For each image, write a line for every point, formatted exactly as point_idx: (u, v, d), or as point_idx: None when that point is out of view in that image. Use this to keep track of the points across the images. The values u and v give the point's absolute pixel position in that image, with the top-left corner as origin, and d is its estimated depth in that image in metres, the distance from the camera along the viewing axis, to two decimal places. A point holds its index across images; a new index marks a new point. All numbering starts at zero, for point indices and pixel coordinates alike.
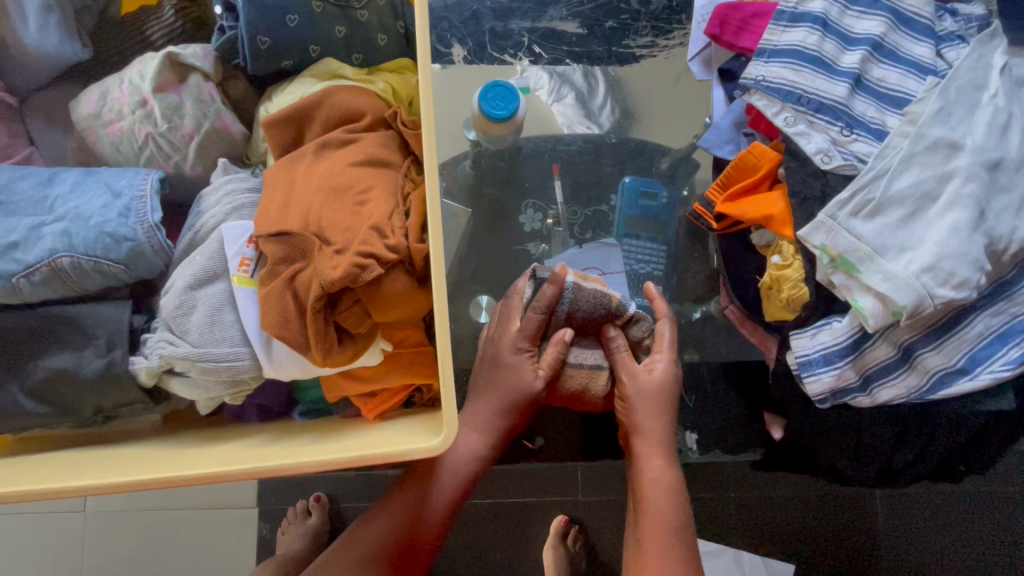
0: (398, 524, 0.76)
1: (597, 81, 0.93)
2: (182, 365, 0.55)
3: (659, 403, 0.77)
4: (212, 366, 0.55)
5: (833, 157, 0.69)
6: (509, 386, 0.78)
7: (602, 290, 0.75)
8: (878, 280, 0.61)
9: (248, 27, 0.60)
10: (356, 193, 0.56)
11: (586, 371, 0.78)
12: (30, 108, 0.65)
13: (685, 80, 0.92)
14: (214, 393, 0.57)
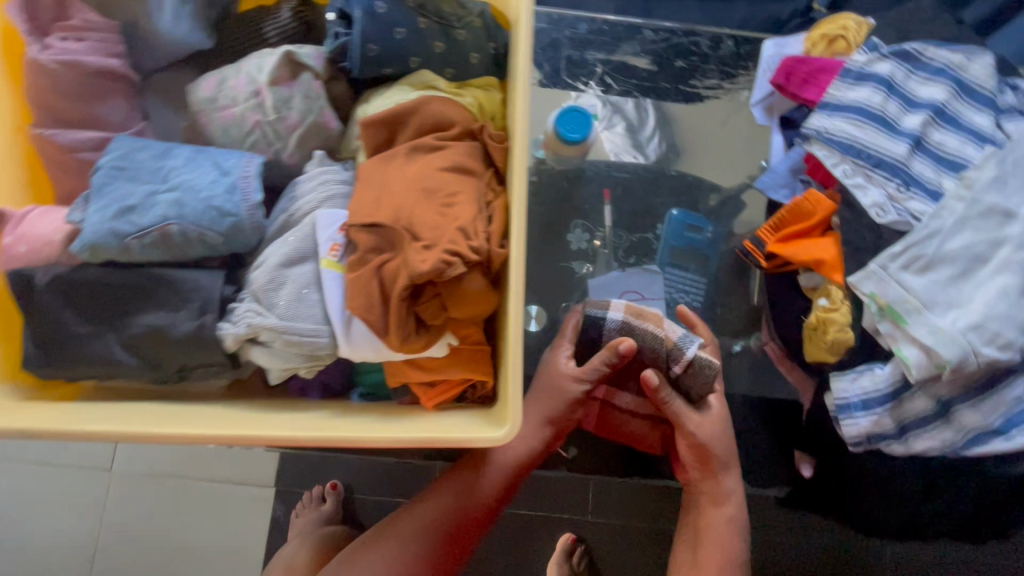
0: (448, 508, 0.79)
1: (648, 113, 0.97)
2: (268, 335, 0.59)
3: (709, 444, 0.81)
4: (296, 339, 0.59)
5: (888, 211, 0.72)
6: (546, 385, 0.84)
7: (655, 331, 0.75)
8: (924, 332, 0.64)
9: (362, 36, 0.66)
10: (445, 196, 0.61)
11: (639, 417, 0.89)
12: (150, 86, 0.71)
13: (734, 120, 0.97)
14: (291, 365, 0.62)
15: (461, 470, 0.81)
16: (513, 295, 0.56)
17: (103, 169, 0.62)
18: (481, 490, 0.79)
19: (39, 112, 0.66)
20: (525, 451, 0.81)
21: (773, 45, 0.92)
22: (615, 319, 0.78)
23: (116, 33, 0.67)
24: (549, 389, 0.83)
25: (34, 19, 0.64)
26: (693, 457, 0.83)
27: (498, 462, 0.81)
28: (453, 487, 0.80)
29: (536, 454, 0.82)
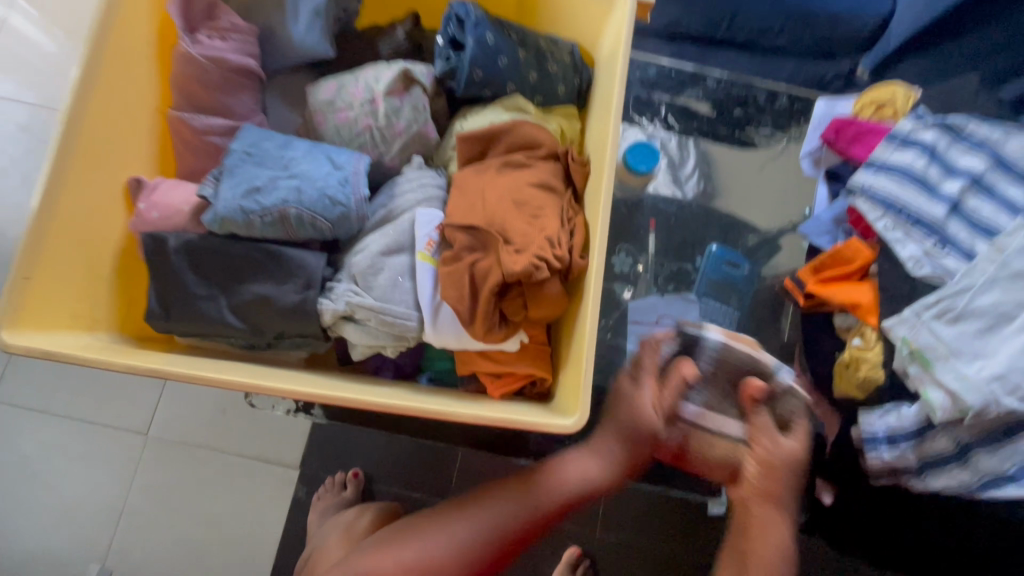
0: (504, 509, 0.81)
1: (689, 152, 1.05)
2: (364, 314, 0.66)
3: (779, 479, 0.78)
4: (389, 320, 0.67)
5: (923, 265, 0.78)
6: (624, 416, 0.87)
7: (753, 353, 0.82)
8: (950, 378, 0.70)
9: (471, 61, 0.74)
10: (532, 209, 0.68)
11: (725, 441, 0.83)
12: (273, 84, 0.80)
13: (769, 167, 1.05)
14: (379, 342, 0.69)
15: (512, 490, 0.83)
16: (589, 302, 0.63)
17: (235, 153, 0.70)
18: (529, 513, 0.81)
19: (180, 98, 0.75)
20: (576, 479, 0.85)
21: (824, 104, 1.00)
22: (714, 339, 0.84)
23: (255, 37, 0.76)
24: (626, 419, 0.87)
25: (187, 17, 0.73)
26: (761, 488, 0.79)
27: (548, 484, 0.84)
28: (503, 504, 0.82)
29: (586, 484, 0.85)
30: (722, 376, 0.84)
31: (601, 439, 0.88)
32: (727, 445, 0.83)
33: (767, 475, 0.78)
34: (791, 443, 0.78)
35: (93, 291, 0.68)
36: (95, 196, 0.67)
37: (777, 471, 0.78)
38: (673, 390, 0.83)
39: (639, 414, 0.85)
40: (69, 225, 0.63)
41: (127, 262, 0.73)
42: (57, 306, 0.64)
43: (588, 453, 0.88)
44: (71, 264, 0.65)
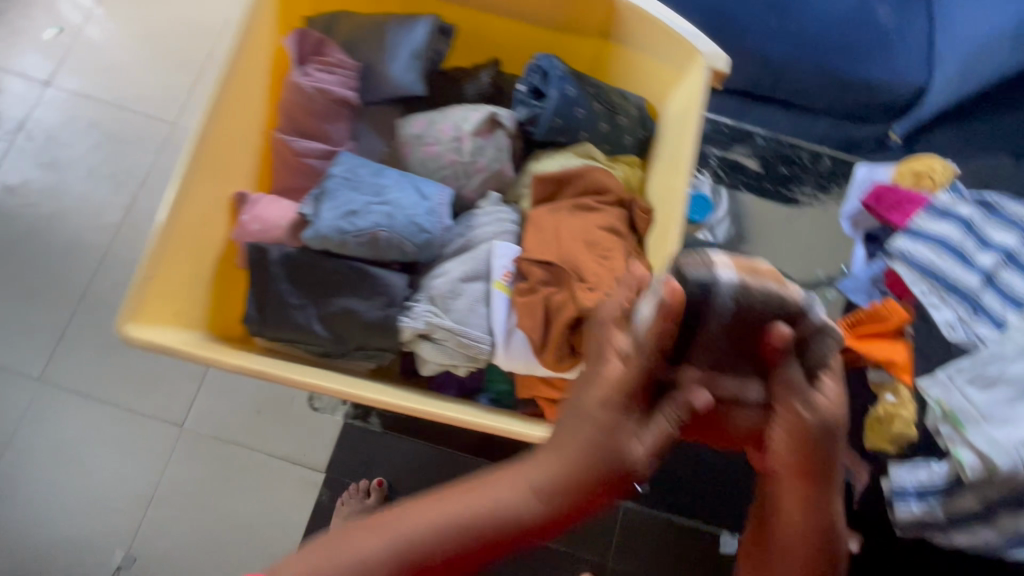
0: (413, 542, 0.48)
1: (721, 198, 1.12)
2: (443, 334, 0.73)
3: (830, 465, 0.49)
4: (465, 342, 0.73)
5: (956, 330, 0.85)
6: (592, 440, 0.48)
7: (781, 287, 0.49)
8: (980, 440, 0.74)
9: (552, 111, 0.81)
10: (602, 249, 0.75)
11: (739, 416, 0.51)
12: (365, 115, 0.87)
13: (800, 220, 1.13)
14: (453, 361, 0.75)
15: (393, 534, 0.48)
16: None
17: (335, 177, 0.77)
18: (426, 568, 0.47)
19: (285, 123, 0.82)
20: (500, 525, 0.47)
21: (865, 169, 1.06)
22: (728, 279, 0.49)
23: (356, 73, 0.84)
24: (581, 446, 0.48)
25: (300, 51, 0.81)
26: (798, 472, 0.49)
27: (453, 524, 0.48)
28: (383, 552, 0.47)
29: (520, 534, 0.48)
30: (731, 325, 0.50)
31: (544, 460, 0.49)
32: (743, 418, 0.51)
33: (800, 453, 0.48)
34: (833, 401, 0.49)
35: (192, 292, 0.74)
36: (206, 208, 0.73)
37: (825, 452, 0.48)
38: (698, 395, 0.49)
39: (608, 417, 0.49)
40: (183, 233, 0.70)
41: (222, 268, 0.79)
42: (166, 304, 0.70)
43: (516, 485, 0.49)
44: (181, 268, 0.71)
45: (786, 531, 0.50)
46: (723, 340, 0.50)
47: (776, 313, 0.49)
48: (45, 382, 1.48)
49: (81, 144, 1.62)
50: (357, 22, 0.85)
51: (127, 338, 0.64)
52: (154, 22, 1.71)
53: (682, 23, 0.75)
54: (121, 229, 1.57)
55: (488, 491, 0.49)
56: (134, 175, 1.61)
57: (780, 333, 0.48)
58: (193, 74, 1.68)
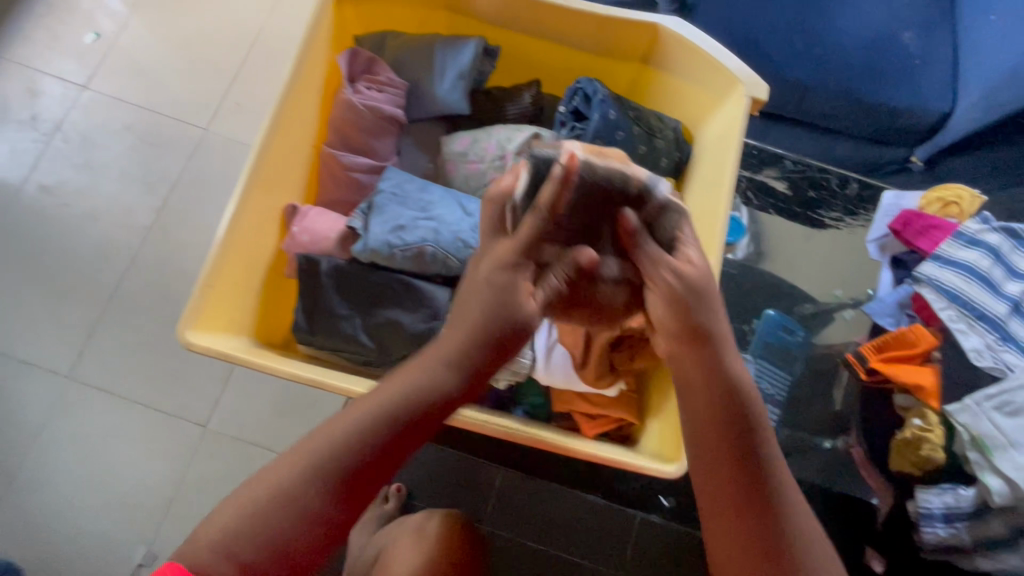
0: (355, 443, 0.53)
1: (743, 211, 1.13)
2: None
3: (700, 315, 0.60)
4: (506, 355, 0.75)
5: (983, 357, 0.86)
6: (497, 307, 0.59)
7: (620, 166, 0.62)
8: (1009, 467, 0.75)
9: (594, 132, 0.83)
10: None
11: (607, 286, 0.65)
12: (410, 132, 0.90)
13: (828, 242, 1.14)
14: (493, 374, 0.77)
15: (338, 419, 0.55)
16: None
17: (383, 193, 0.79)
18: (380, 436, 0.54)
19: (334, 138, 0.85)
20: (429, 387, 0.56)
21: (892, 195, 1.08)
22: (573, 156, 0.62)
23: (404, 91, 0.87)
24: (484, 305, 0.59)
25: (351, 69, 0.85)
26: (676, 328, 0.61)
27: (389, 397, 0.55)
28: (349, 429, 0.53)
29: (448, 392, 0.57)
30: (586, 202, 0.63)
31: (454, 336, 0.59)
32: (606, 288, 0.65)
33: (674, 309, 0.61)
34: (690, 261, 0.62)
35: (242, 298, 0.76)
36: (260, 217, 0.76)
37: (695, 300, 0.61)
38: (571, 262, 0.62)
39: (504, 286, 0.59)
40: (240, 241, 0.73)
41: (269, 276, 0.81)
42: (219, 309, 0.72)
43: (432, 359, 0.58)
44: (235, 275, 0.73)
45: (689, 385, 0.60)
46: (580, 216, 0.63)
47: (622, 198, 0.63)
48: (72, 378, 1.50)
49: (117, 146, 1.66)
50: (405, 42, 0.88)
51: (185, 341, 0.66)
52: (190, 30, 1.76)
53: (722, 51, 0.78)
54: (153, 229, 1.60)
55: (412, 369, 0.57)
56: (166, 178, 1.64)
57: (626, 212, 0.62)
58: (227, 80, 1.72)
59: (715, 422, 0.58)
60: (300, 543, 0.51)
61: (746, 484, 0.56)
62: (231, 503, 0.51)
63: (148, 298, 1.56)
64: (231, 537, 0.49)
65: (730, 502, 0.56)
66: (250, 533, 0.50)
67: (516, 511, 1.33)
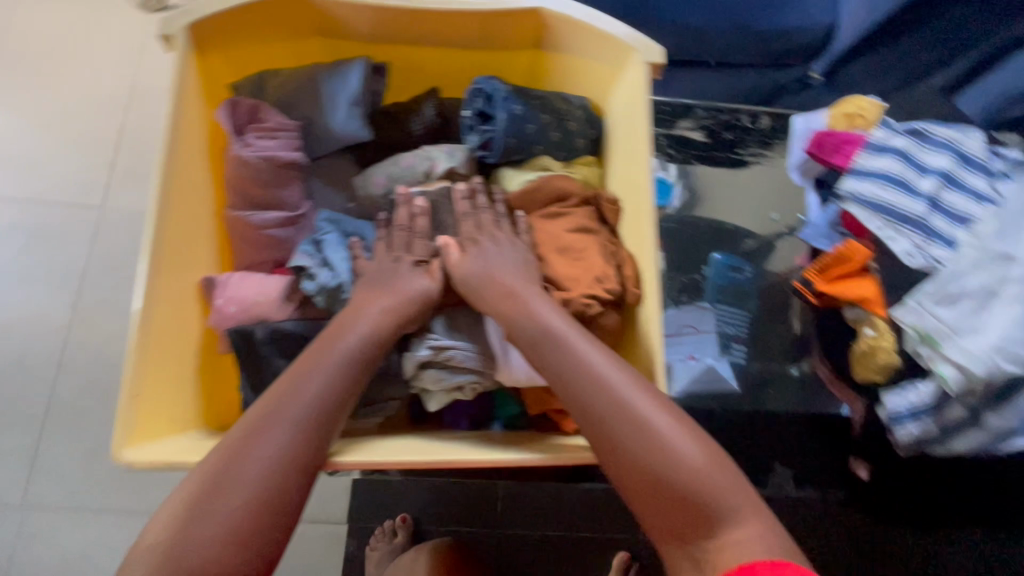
0: (305, 401, 0.62)
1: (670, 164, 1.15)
2: (444, 357, 0.73)
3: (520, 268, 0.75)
4: (465, 359, 0.73)
5: (916, 257, 0.89)
6: (387, 283, 0.73)
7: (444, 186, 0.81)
8: (956, 353, 0.81)
9: (505, 131, 0.82)
10: (575, 253, 0.80)
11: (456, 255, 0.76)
12: (317, 170, 0.85)
13: (756, 177, 1.17)
14: (456, 385, 0.74)
15: (256, 403, 0.62)
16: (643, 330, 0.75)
17: (321, 223, 0.79)
18: (308, 396, 0.62)
19: (236, 198, 0.79)
20: (340, 348, 0.66)
21: (802, 120, 1.10)
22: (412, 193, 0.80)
23: (298, 132, 0.81)
24: (374, 288, 0.72)
25: (234, 121, 0.78)
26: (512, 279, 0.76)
27: (304, 367, 0.64)
28: (290, 394, 0.62)
29: (363, 347, 0.67)
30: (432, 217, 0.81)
31: (356, 306, 0.70)
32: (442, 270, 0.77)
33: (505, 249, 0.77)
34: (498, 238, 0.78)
35: (179, 392, 0.71)
36: (175, 303, 0.71)
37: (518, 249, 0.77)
38: (441, 268, 0.76)
39: (389, 270, 0.74)
40: (158, 336, 0.67)
41: (203, 361, 0.76)
42: (158, 413, 0.67)
43: (339, 325, 0.68)
44: (163, 371, 0.68)
45: (532, 328, 0.68)
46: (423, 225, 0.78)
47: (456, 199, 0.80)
48: (28, 504, 1.39)
49: (9, 247, 1.52)
50: (285, 79, 0.82)
51: (124, 455, 0.61)
52: (59, 104, 1.61)
53: (612, 22, 0.77)
54: (76, 326, 1.48)
55: (320, 339, 0.67)
56: (73, 270, 1.52)
57: (438, 239, 0.77)
58: (114, 148, 1.59)
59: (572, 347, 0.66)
60: (266, 505, 0.56)
61: (592, 405, 0.62)
62: (179, 495, 0.56)
63: (89, 398, 1.45)
64: (190, 519, 0.54)
65: (593, 430, 0.62)
66: (205, 512, 0.54)
67: (526, 509, 1.33)
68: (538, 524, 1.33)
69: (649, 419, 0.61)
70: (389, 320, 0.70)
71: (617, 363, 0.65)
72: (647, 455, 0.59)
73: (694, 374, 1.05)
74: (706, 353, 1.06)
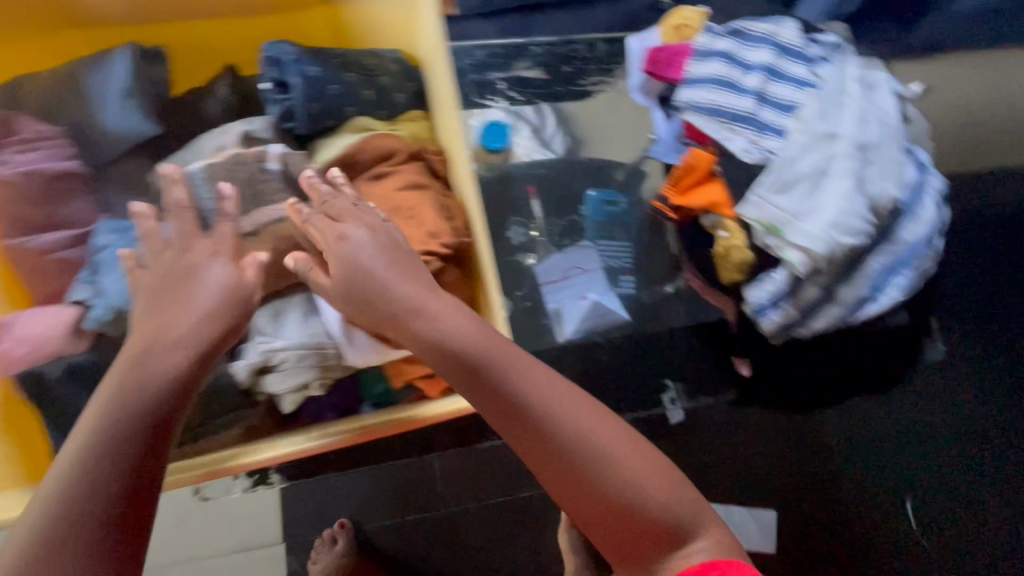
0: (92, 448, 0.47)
1: (545, 114, 1.12)
2: (279, 356, 0.70)
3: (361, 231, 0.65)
4: (302, 353, 0.71)
5: (752, 152, 0.91)
6: (189, 284, 0.59)
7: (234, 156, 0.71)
8: (799, 237, 0.84)
9: (302, 98, 0.76)
10: (406, 212, 0.74)
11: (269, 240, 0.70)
12: (104, 176, 0.75)
13: (621, 106, 1.14)
14: (302, 380, 0.72)
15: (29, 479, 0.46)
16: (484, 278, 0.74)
17: (108, 235, 0.69)
18: (88, 472, 0.45)
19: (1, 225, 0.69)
20: (131, 393, 0.50)
21: (636, 40, 1.09)
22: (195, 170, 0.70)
23: (68, 139, 0.73)
24: (170, 295, 0.58)
25: None
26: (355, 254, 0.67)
27: (85, 438, 0.47)
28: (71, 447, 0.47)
29: (165, 383, 0.52)
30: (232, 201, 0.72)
31: (156, 319, 0.56)
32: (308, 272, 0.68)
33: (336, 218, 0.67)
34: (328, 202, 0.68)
35: None
36: None
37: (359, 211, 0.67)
38: (254, 265, 0.63)
39: (187, 270, 0.60)
40: None
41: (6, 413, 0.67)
42: None
43: (133, 346, 0.54)
44: None
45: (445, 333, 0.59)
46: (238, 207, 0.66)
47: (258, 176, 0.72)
48: None
49: None
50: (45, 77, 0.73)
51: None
52: None
53: None
54: None
55: (104, 391, 0.51)
56: None
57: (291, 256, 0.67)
58: None
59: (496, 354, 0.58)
60: None
61: (531, 418, 0.55)
62: None
63: None
64: None
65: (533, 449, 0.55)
66: None
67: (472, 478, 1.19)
68: (489, 494, 1.20)
69: (595, 437, 0.55)
70: (200, 325, 0.57)
71: (550, 373, 0.58)
72: (603, 482, 0.53)
73: (583, 314, 1.05)
74: (593, 292, 1.05)
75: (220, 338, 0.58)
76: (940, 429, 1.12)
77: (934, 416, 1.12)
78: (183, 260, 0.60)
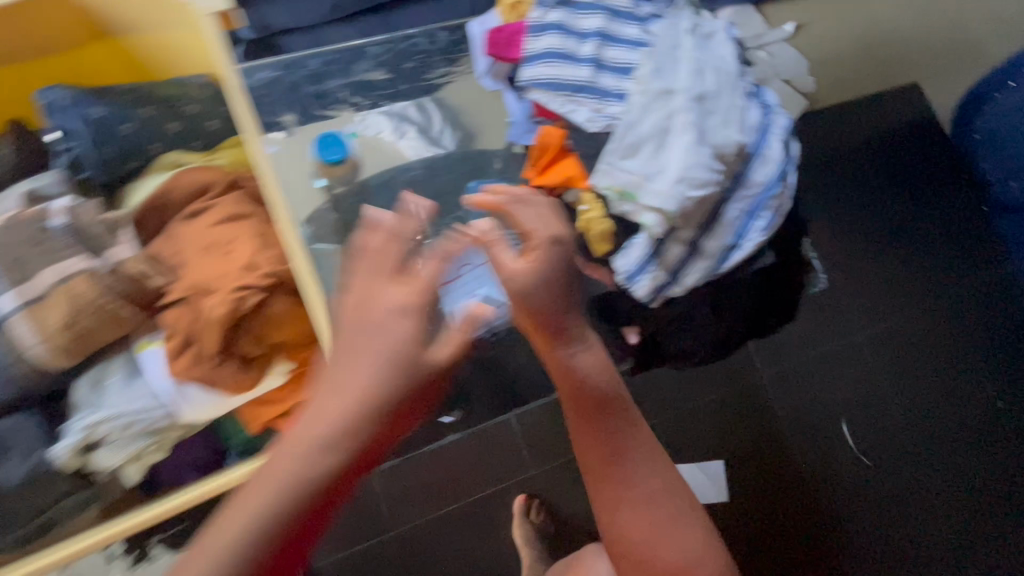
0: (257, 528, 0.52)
1: (430, 112, 1.21)
2: (102, 428, 0.89)
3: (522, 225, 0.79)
4: (124, 421, 0.91)
5: (596, 120, 0.96)
6: (391, 334, 0.58)
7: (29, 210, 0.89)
8: (652, 200, 0.87)
9: (89, 143, 0.94)
10: (225, 246, 0.90)
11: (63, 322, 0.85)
12: None
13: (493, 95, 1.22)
14: (133, 449, 0.93)
15: (215, 525, 0.53)
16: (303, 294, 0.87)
17: None
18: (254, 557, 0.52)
19: None
20: (286, 501, 0.53)
21: (477, 24, 1.20)
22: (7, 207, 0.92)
23: None
24: (380, 341, 0.58)
25: None
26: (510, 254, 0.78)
27: (246, 532, 0.52)
28: (253, 518, 0.52)
29: (323, 489, 0.54)
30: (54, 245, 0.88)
31: (345, 373, 0.57)
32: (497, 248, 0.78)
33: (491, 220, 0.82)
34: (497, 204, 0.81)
35: None
36: None
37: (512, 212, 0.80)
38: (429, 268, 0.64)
39: (401, 312, 0.59)
40: None
41: None
42: None
43: (330, 407, 0.56)
44: None
45: (602, 383, 0.82)
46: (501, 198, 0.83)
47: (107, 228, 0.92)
48: None
49: None
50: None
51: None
52: None
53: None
54: None
55: (293, 445, 0.55)
56: None
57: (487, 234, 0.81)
58: None
59: (614, 421, 0.84)
60: None
61: (620, 466, 0.85)
62: None
63: None
64: None
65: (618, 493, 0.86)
66: None
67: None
68: (438, 506, 1.25)
69: (665, 521, 0.87)
70: (400, 402, 0.57)
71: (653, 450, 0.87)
72: (666, 543, 0.87)
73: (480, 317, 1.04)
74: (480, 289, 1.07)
75: (381, 435, 0.57)
76: (823, 339, 1.37)
77: (807, 332, 1.37)
78: (376, 305, 0.60)
